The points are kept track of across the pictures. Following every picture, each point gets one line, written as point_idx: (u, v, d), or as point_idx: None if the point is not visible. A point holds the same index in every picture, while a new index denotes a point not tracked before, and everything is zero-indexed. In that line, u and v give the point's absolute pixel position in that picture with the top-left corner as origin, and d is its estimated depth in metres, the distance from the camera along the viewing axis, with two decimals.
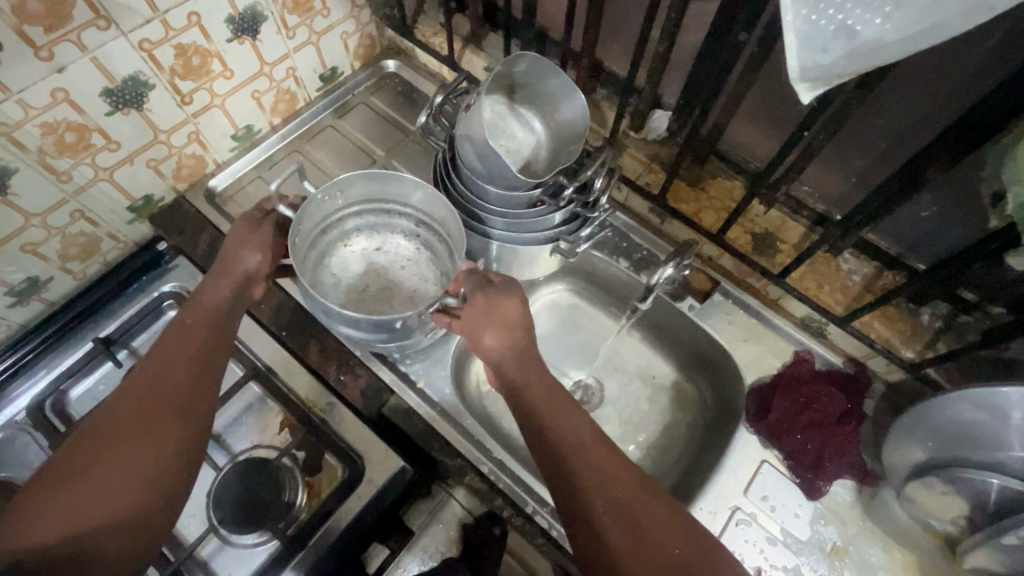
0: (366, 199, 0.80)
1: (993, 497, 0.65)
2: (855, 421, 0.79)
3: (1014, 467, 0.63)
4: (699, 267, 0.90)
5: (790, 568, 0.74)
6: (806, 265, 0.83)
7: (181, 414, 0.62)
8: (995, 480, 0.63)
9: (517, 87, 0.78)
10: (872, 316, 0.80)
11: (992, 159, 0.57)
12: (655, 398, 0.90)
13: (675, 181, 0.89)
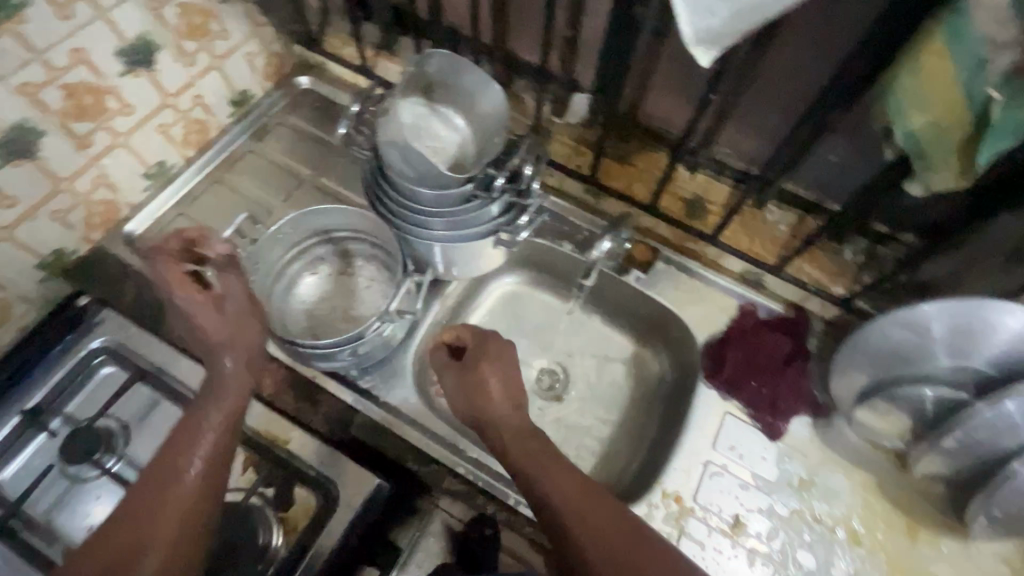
0: (332, 232, 0.84)
1: (929, 405, 0.71)
2: (802, 359, 0.83)
3: (943, 376, 0.69)
4: (639, 239, 0.91)
5: (765, 508, 0.77)
6: (736, 222, 0.87)
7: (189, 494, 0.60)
8: (928, 389, 0.69)
9: (434, 87, 0.77)
10: (802, 261, 0.85)
11: (876, 100, 0.62)
12: (617, 372, 0.92)
13: (604, 160, 0.92)
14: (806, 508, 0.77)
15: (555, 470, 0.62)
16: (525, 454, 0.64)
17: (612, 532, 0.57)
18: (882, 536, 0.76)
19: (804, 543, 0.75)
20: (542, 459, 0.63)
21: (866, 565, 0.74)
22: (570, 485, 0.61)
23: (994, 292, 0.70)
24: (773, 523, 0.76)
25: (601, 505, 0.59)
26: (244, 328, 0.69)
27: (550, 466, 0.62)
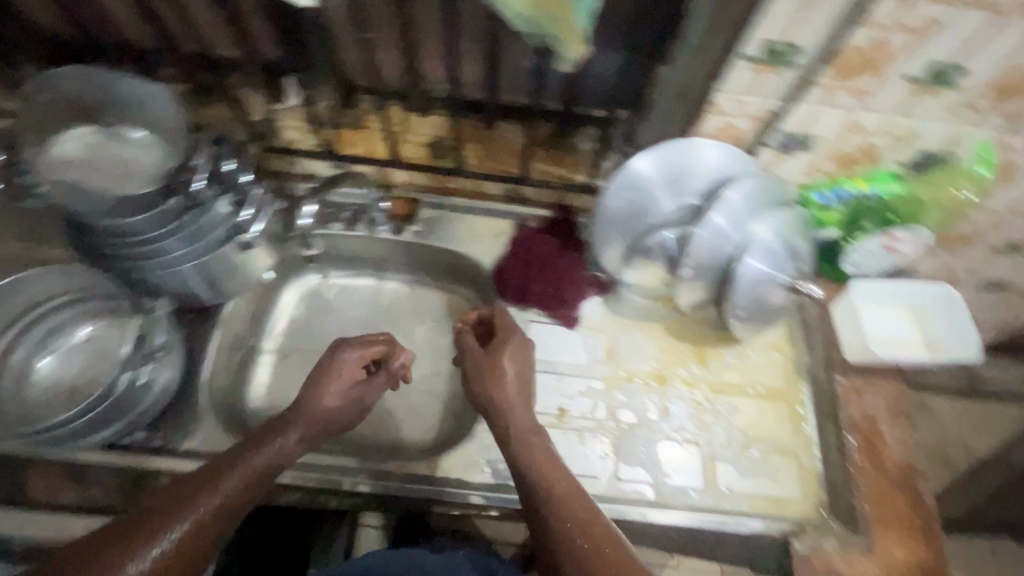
0: (33, 303, 0.74)
1: (670, 245, 0.83)
2: (575, 249, 0.90)
3: (668, 220, 0.82)
4: (395, 195, 0.94)
5: (583, 388, 0.84)
6: (478, 150, 0.92)
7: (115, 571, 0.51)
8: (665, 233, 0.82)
9: (100, 112, 0.72)
10: (546, 164, 0.92)
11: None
12: (434, 323, 0.98)
13: (339, 130, 0.91)
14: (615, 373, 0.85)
15: (546, 466, 0.65)
16: (520, 451, 0.66)
17: (593, 521, 0.60)
18: (680, 369, 0.86)
19: (621, 403, 0.83)
20: (536, 455, 0.66)
21: (673, 398, 0.84)
22: (564, 487, 0.63)
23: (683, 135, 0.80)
24: (593, 398, 0.83)
25: (588, 508, 0.61)
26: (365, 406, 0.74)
27: (549, 466, 0.65)
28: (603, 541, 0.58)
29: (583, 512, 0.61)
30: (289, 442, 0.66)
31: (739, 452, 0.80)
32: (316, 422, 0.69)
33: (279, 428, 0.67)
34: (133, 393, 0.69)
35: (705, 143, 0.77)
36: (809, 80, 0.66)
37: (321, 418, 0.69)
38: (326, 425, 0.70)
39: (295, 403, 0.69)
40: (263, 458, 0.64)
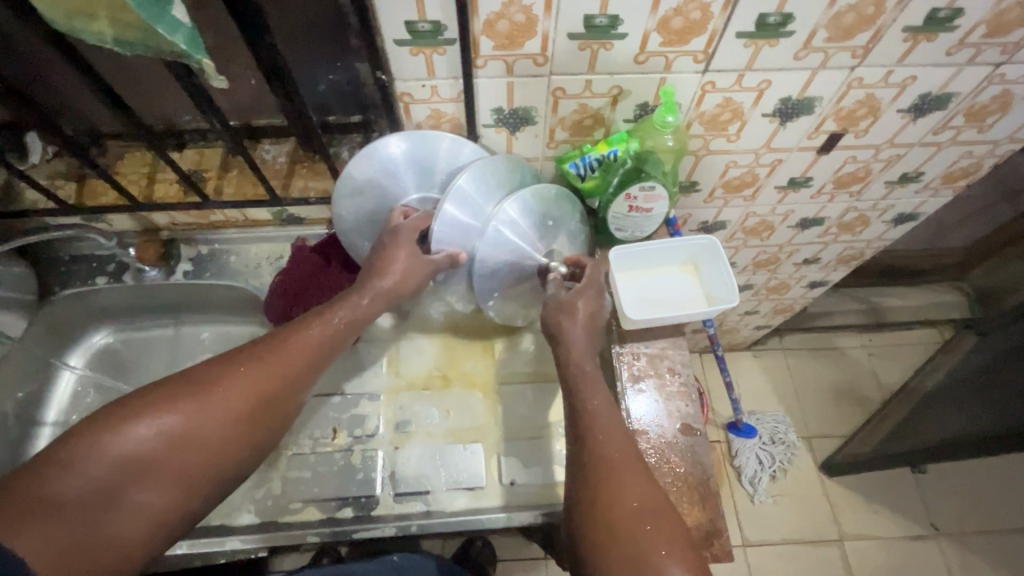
0: None
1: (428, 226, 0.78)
2: (347, 264, 0.86)
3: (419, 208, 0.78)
4: (146, 239, 0.90)
5: (363, 404, 0.80)
6: (234, 178, 0.88)
7: (198, 479, 0.57)
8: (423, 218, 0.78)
9: None
10: (307, 180, 0.89)
11: None
12: None
13: (87, 181, 0.88)
14: (395, 383, 0.82)
15: (590, 393, 0.62)
16: (609, 424, 0.61)
17: (625, 470, 0.57)
18: (465, 367, 0.83)
19: (402, 412, 0.80)
20: (582, 367, 0.65)
21: (456, 398, 0.81)
22: (605, 416, 0.61)
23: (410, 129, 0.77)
24: (373, 413, 0.80)
25: (625, 447, 0.59)
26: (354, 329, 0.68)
27: (591, 387, 0.63)
28: (638, 491, 0.56)
29: (608, 472, 0.57)
30: (317, 341, 0.64)
31: (524, 441, 0.78)
32: (336, 329, 0.66)
33: (300, 338, 0.64)
34: None
35: (416, 137, 0.73)
36: (473, 53, 0.63)
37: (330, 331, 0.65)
38: (352, 324, 0.67)
39: (293, 329, 0.64)
40: (259, 379, 0.60)
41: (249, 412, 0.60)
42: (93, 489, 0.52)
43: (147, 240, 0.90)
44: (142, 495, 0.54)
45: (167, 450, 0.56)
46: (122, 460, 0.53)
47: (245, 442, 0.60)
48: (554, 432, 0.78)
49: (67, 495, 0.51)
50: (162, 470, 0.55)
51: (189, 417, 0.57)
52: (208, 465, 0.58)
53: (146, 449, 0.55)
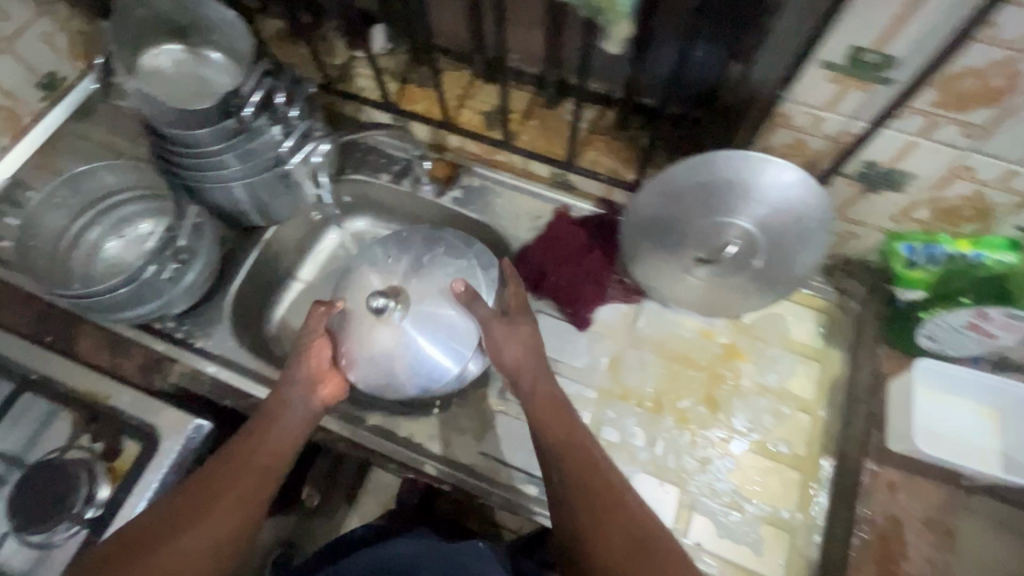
0: (100, 193, 0.81)
1: (731, 252, 0.71)
2: (603, 252, 0.85)
3: (731, 232, 0.70)
4: (439, 157, 0.93)
5: (574, 394, 0.79)
6: (534, 127, 0.88)
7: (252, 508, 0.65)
8: (729, 246, 0.71)
9: (187, 31, 0.77)
10: (599, 153, 0.85)
11: None
12: None
13: (405, 86, 0.94)
14: (609, 387, 0.80)
15: (565, 431, 0.67)
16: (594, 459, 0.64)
17: (593, 494, 0.62)
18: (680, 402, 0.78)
19: (608, 419, 0.78)
20: (548, 405, 0.69)
21: (663, 430, 0.77)
22: (576, 443, 0.66)
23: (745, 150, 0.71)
24: (580, 407, 0.78)
25: (594, 469, 0.64)
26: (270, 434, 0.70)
27: (559, 425, 0.67)
28: (614, 519, 0.60)
29: (581, 501, 0.62)
30: (297, 409, 0.72)
31: (721, 511, 0.72)
32: (271, 430, 0.70)
33: (275, 414, 0.71)
34: (163, 286, 0.74)
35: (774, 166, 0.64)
36: (903, 101, 0.54)
37: (277, 414, 0.71)
38: (266, 421, 0.71)
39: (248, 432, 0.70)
40: (209, 467, 0.67)
41: (247, 462, 0.67)
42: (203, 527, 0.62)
43: (441, 158, 0.93)
44: (226, 515, 0.63)
45: (236, 480, 0.65)
46: (175, 543, 0.60)
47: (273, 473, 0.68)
48: (760, 517, 0.71)
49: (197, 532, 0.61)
50: (236, 496, 0.64)
51: (192, 492, 0.64)
52: (260, 486, 0.66)
53: (219, 480, 0.65)
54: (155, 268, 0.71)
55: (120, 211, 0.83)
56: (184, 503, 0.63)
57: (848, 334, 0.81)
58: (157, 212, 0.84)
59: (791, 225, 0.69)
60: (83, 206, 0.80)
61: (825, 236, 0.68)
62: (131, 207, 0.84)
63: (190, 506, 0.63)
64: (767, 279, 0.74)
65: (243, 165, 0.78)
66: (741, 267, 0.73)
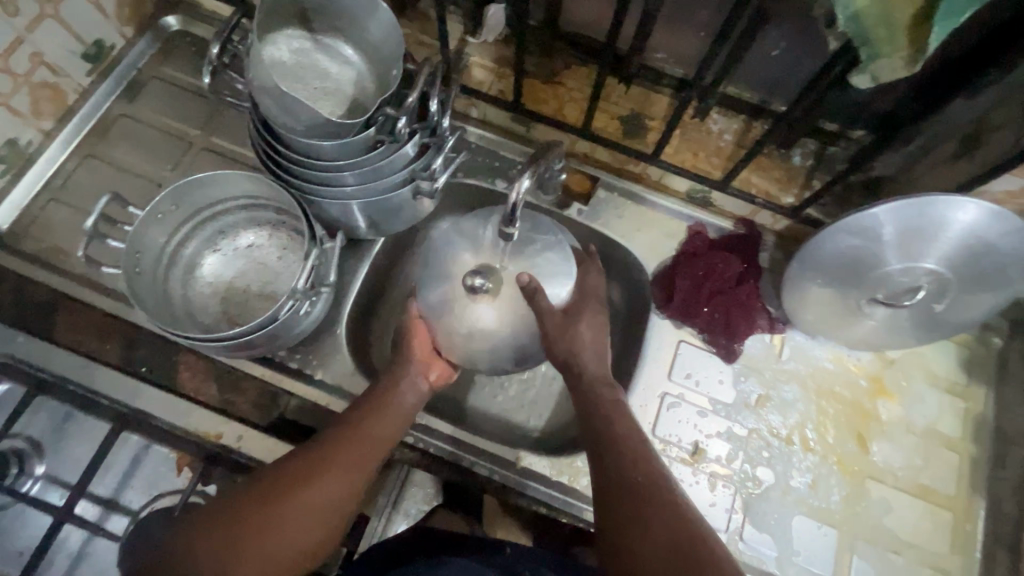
0: (203, 203, 0.71)
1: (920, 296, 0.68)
2: (752, 278, 0.81)
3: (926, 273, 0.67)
4: (575, 168, 0.85)
5: (725, 431, 0.76)
6: (678, 137, 0.81)
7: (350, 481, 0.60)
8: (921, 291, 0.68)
9: (311, 13, 0.65)
10: (750, 172, 0.80)
11: None
12: None
13: (527, 81, 0.82)
14: (761, 424, 0.76)
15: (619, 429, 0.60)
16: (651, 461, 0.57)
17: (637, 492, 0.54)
18: (832, 440, 0.76)
19: (763, 459, 0.75)
20: (607, 404, 0.62)
21: (824, 472, 0.74)
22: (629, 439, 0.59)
23: (946, 188, 0.66)
24: (732, 446, 0.75)
25: (649, 471, 0.56)
26: (379, 410, 0.65)
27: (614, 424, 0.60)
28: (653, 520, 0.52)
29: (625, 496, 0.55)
30: (407, 388, 0.68)
31: (881, 553, 0.72)
32: (381, 404, 0.66)
33: (386, 390, 0.67)
34: (295, 319, 0.67)
35: (995, 214, 0.61)
36: None
37: (384, 390, 0.67)
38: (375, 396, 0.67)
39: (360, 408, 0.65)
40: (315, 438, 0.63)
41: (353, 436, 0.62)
42: (291, 499, 0.57)
43: (577, 169, 0.85)
44: (332, 484, 0.59)
45: (344, 455, 0.61)
46: (263, 516, 0.55)
47: (377, 452, 0.63)
48: (918, 557, 0.72)
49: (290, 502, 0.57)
50: (343, 470, 0.60)
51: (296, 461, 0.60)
52: (361, 461, 0.61)
53: (335, 447, 0.61)
54: (294, 303, 0.63)
55: (222, 221, 0.74)
56: (286, 472, 0.59)
57: (991, 368, 0.79)
58: (264, 224, 0.75)
59: (990, 272, 0.66)
60: (184, 218, 0.70)
61: (1019, 284, 0.66)
62: (234, 217, 0.74)
63: (294, 475, 0.58)
64: (936, 323, 0.71)
65: (370, 184, 0.67)
66: (920, 309, 0.70)
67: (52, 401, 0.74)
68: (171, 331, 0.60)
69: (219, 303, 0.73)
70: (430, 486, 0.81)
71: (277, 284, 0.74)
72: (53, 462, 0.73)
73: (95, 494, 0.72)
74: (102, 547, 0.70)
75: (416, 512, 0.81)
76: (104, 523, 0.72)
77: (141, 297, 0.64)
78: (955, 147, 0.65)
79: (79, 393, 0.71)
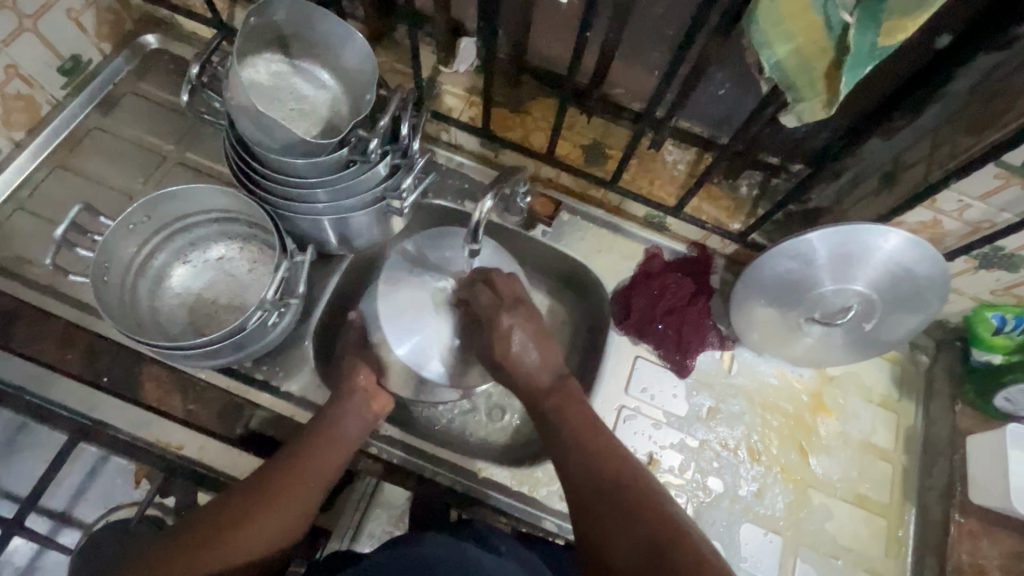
0: (176, 216, 0.72)
1: (848, 315, 0.74)
2: (704, 297, 0.86)
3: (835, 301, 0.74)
4: (539, 192, 0.90)
5: (678, 443, 0.80)
6: (635, 166, 0.87)
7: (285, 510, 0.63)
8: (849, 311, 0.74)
9: (289, 40, 0.69)
10: (700, 200, 0.86)
11: (756, 38, 0.51)
12: None
13: (495, 110, 0.87)
14: (711, 436, 0.80)
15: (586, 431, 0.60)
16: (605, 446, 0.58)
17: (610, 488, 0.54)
18: (776, 451, 0.81)
19: (713, 469, 0.79)
20: (565, 407, 0.62)
21: (769, 480, 0.79)
22: (601, 442, 0.58)
23: (870, 218, 0.73)
24: (684, 456, 0.79)
25: (604, 455, 0.57)
26: (319, 441, 0.68)
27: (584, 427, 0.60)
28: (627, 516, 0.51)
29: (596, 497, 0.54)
30: (349, 419, 0.71)
31: (822, 558, 0.76)
32: (322, 436, 0.69)
33: (328, 421, 0.70)
34: (263, 329, 0.68)
35: (912, 242, 0.67)
36: None
37: (327, 422, 0.70)
38: (318, 427, 0.70)
39: (304, 441, 0.68)
40: (260, 474, 0.65)
41: (294, 466, 0.65)
42: (231, 532, 0.59)
43: (541, 193, 0.90)
44: (277, 517, 0.62)
45: (289, 488, 0.64)
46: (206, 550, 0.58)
47: (316, 480, 0.66)
48: (855, 562, 0.76)
49: (232, 538, 0.59)
50: (289, 502, 0.63)
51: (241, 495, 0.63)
52: (299, 489, 0.64)
53: (277, 478, 0.64)
54: (260, 313, 0.65)
55: (194, 234, 0.75)
56: (234, 507, 0.62)
57: (920, 384, 0.86)
58: (236, 238, 0.77)
59: (911, 294, 0.72)
60: (155, 229, 0.71)
61: (936, 306, 0.73)
62: (207, 230, 0.76)
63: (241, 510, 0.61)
64: (867, 342, 0.78)
65: (344, 201, 0.70)
66: (852, 327, 0.76)
67: (6, 411, 0.73)
68: (137, 339, 0.61)
69: (186, 314, 0.74)
70: (398, 507, 0.78)
71: (246, 297, 0.75)
72: (4, 474, 0.71)
73: (46, 507, 0.71)
74: (51, 561, 0.69)
75: (380, 534, 0.76)
76: (54, 537, 0.70)
77: (107, 305, 0.65)
78: (877, 182, 0.73)
79: (35, 403, 0.71)
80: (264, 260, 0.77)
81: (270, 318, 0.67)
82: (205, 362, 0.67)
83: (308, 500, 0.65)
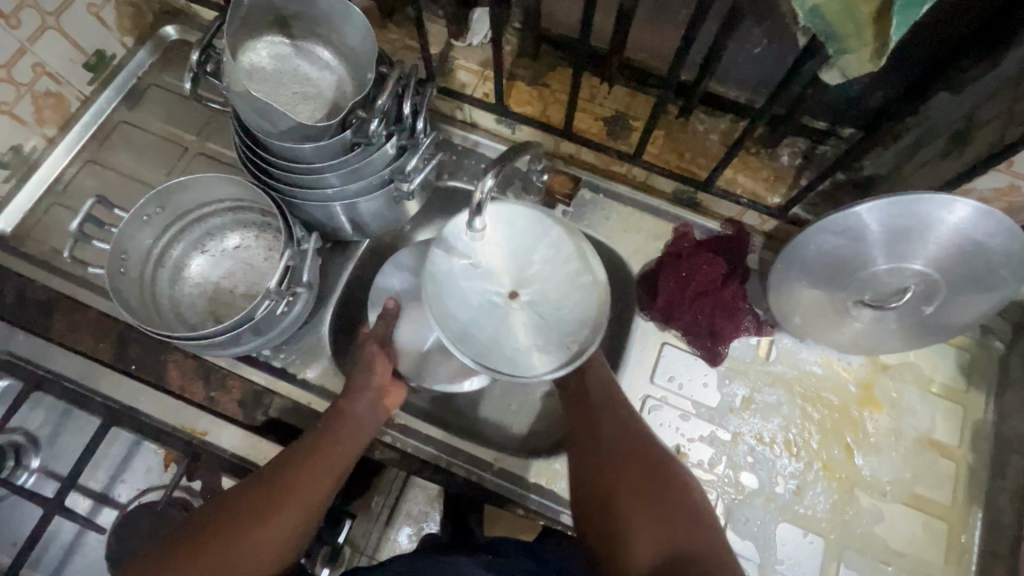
0: (189, 206, 0.73)
1: (908, 295, 0.66)
2: (738, 281, 0.79)
3: (895, 279, 0.65)
4: (558, 168, 0.85)
5: (708, 435, 0.74)
6: (661, 137, 0.80)
7: (297, 504, 0.61)
8: (910, 288, 0.65)
9: (290, 20, 0.67)
10: (735, 172, 0.78)
11: None
12: None
13: (511, 83, 0.82)
14: (745, 429, 0.75)
15: (618, 413, 0.66)
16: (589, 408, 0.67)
17: (638, 454, 0.62)
18: (818, 446, 0.74)
19: (747, 464, 0.73)
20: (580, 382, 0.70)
21: (809, 478, 0.72)
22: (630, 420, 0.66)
23: (932, 185, 0.64)
24: (715, 450, 0.74)
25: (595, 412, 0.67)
26: (332, 436, 0.66)
27: (604, 408, 0.67)
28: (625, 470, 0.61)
29: (610, 462, 0.62)
30: (362, 412, 0.69)
31: (871, 563, 0.69)
32: (338, 429, 0.67)
33: (342, 414, 0.68)
34: (273, 318, 0.68)
35: (985, 213, 0.58)
36: None
37: (341, 415, 0.68)
38: (332, 419, 0.68)
39: (320, 433, 0.66)
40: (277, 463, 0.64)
41: (307, 457, 0.64)
42: (247, 523, 0.59)
43: (559, 169, 0.85)
44: (286, 515, 0.60)
45: (299, 483, 0.63)
46: (226, 546, 0.57)
47: (332, 474, 0.64)
48: (909, 568, 0.69)
49: (249, 535, 0.58)
50: (294, 499, 0.62)
51: (255, 487, 0.62)
52: (310, 484, 0.63)
53: (290, 471, 0.63)
54: (268, 304, 0.64)
55: (209, 224, 0.76)
56: (245, 501, 0.61)
57: (992, 373, 0.76)
58: (250, 227, 0.77)
59: (980, 273, 0.63)
60: (169, 219, 0.72)
61: (1013, 287, 0.63)
62: (221, 220, 0.76)
63: (252, 499, 0.61)
64: (928, 326, 0.69)
65: (351, 187, 0.68)
66: (909, 310, 0.68)
67: (48, 397, 0.77)
68: (147, 329, 0.61)
69: (203, 303, 0.75)
70: (432, 489, 0.89)
71: (260, 286, 0.76)
72: (48, 454, 0.76)
73: (85, 488, 0.75)
74: (90, 538, 0.73)
75: (417, 512, 0.88)
76: (94, 517, 0.74)
77: (124, 298, 0.67)
78: (943, 144, 0.63)
79: (74, 390, 0.74)
80: (277, 250, 0.77)
81: (279, 306, 0.67)
82: (218, 352, 0.68)
83: (321, 494, 0.63)
